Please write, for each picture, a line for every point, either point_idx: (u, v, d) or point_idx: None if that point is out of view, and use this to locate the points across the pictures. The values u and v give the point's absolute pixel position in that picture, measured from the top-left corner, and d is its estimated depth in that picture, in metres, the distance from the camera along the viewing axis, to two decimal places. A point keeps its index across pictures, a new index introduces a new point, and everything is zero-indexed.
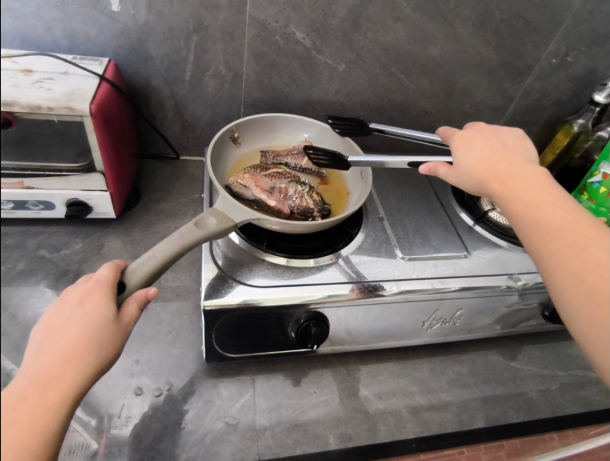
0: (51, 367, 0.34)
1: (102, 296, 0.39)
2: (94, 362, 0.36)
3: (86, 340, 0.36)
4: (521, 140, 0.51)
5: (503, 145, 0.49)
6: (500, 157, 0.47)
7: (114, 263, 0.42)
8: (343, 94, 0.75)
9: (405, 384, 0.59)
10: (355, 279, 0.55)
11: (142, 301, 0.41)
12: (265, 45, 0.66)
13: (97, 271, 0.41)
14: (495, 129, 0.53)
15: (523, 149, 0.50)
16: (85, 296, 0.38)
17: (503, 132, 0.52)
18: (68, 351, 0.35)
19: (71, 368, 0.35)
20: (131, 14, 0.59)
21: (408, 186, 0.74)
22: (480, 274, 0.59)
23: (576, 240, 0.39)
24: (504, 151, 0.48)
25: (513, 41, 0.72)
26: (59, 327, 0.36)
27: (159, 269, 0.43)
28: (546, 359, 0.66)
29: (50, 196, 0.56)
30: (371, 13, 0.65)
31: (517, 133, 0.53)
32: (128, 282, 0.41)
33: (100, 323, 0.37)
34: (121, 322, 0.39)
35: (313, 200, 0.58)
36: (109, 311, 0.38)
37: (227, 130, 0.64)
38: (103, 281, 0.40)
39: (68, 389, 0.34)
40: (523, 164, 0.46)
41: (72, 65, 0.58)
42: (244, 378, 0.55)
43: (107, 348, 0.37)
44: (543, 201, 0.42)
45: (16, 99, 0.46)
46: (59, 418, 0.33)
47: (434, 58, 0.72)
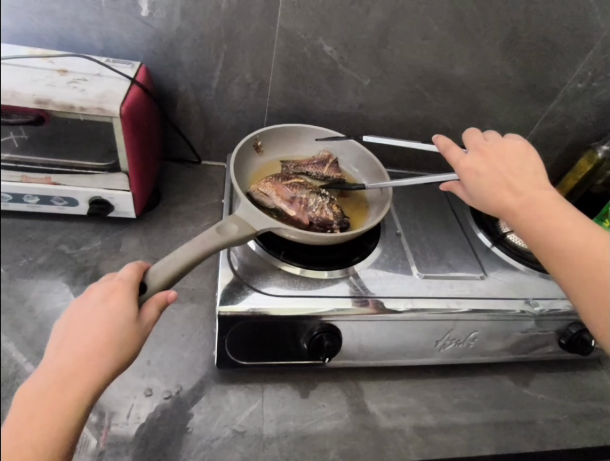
0: (71, 365, 0.35)
1: (123, 295, 0.39)
2: (111, 360, 0.37)
3: (104, 338, 0.37)
4: (524, 155, 0.48)
5: (509, 167, 0.47)
6: (510, 185, 0.45)
7: (137, 263, 0.42)
8: (366, 108, 0.75)
9: (414, 403, 0.58)
10: (369, 294, 0.54)
11: (162, 302, 0.41)
12: (292, 56, 0.67)
13: (121, 271, 0.42)
14: (494, 144, 0.49)
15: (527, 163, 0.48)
16: (108, 294, 0.39)
17: (505, 147, 0.49)
18: (87, 349, 0.36)
19: (89, 367, 0.36)
20: (165, 20, 0.61)
21: (426, 204, 0.74)
22: (495, 297, 0.59)
23: (597, 268, 0.39)
24: (511, 175, 0.46)
25: (540, 63, 0.71)
26: (81, 326, 0.37)
27: (180, 273, 0.43)
28: (560, 388, 0.64)
29: (73, 193, 0.60)
30: (398, 30, 0.66)
31: (518, 144, 0.50)
32: (149, 283, 0.42)
33: (119, 323, 0.38)
34: (140, 323, 0.39)
35: (333, 212, 0.58)
36: (129, 311, 0.38)
37: (251, 138, 0.65)
38: (126, 281, 0.40)
39: (85, 387, 0.35)
40: (534, 189, 0.45)
41: (105, 67, 0.59)
42: (253, 386, 0.55)
43: (125, 347, 0.38)
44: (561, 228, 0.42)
45: (52, 98, 0.52)
46: (75, 416, 0.35)
47: (459, 76, 0.72)
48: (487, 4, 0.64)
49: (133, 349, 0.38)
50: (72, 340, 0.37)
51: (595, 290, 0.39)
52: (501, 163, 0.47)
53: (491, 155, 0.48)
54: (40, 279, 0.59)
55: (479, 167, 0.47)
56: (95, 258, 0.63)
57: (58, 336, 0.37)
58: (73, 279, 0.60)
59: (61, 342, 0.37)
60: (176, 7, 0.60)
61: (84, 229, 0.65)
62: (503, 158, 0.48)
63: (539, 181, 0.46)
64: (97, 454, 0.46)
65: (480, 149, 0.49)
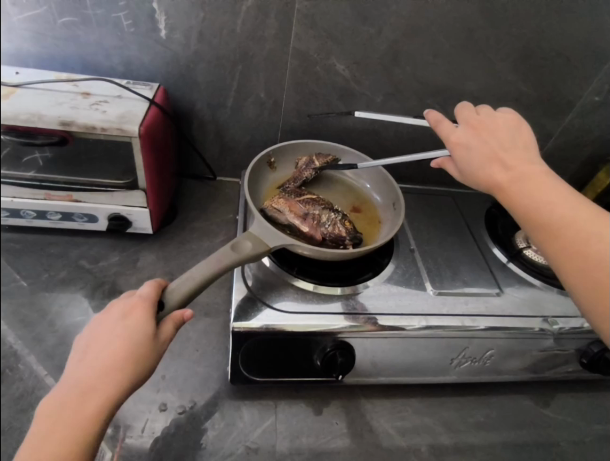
0: (91, 378, 0.36)
1: (142, 312, 0.40)
2: (129, 375, 0.37)
3: (123, 352, 0.38)
4: (516, 131, 0.48)
5: (499, 141, 0.47)
6: (498, 159, 0.45)
7: (156, 281, 0.43)
8: (378, 124, 0.76)
9: (429, 423, 0.57)
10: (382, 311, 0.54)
11: (178, 321, 0.42)
12: (306, 75, 0.68)
13: (141, 288, 0.43)
14: (486, 120, 0.50)
15: (520, 139, 0.47)
16: (128, 310, 0.40)
17: (496, 122, 0.49)
18: (107, 362, 0.37)
19: (107, 381, 0.36)
20: (183, 44, 0.63)
21: (439, 219, 0.73)
22: (512, 314, 0.57)
23: (579, 237, 0.38)
24: (501, 150, 0.46)
25: (554, 78, 0.71)
26: (102, 340, 0.38)
27: (197, 291, 0.44)
28: (582, 409, 0.62)
29: (93, 210, 0.63)
30: (410, 48, 0.66)
31: (511, 121, 0.50)
32: (167, 300, 0.42)
33: (138, 339, 0.38)
34: (157, 340, 0.40)
35: (346, 228, 0.58)
36: (147, 327, 0.39)
37: (265, 155, 0.66)
38: (146, 298, 0.41)
39: (104, 400, 0.36)
40: (524, 163, 0.44)
41: (126, 89, 0.62)
42: (266, 402, 0.55)
43: (143, 362, 0.38)
44: (543, 197, 0.41)
45: (75, 119, 0.54)
46: (93, 429, 0.35)
47: (472, 92, 0.72)
48: (499, 20, 0.64)
49: (151, 364, 0.39)
50: (93, 354, 0.38)
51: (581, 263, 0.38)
52: (491, 138, 0.47)
53: (481, 129, 0.48)
54: (61, 294, 0.60)
55: (469, 142, 0.48)
56: (113, 273, 0.64)
57: (80, 351, 0.39)
58: (91, 293, 0.61)
59: (83, 356, 0.38)
60: (193, 31, 0.62)
61: (103, 244, 0.67)
62: (493, 133, 0.48)
63: (528, 155, 0.46)
64: None
65: (471, 124, 0.49)
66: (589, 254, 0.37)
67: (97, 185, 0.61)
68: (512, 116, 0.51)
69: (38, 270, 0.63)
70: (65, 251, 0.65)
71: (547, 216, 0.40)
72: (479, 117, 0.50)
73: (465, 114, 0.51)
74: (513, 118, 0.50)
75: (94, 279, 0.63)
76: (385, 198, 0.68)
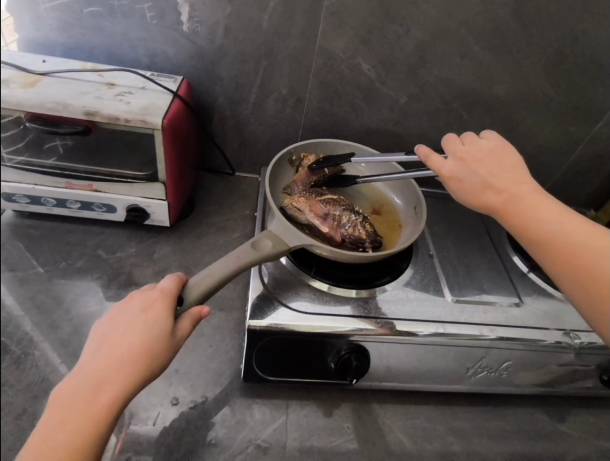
0: (106, 369, 0.36)
1: (162, 306, 0.40)
2: (144, 369, 0.37)
3: (140, 346, 0.38)
4: (504, 153, 0.47)
5: (490, 167, 0.46)
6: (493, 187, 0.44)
7: (178, 274, 0.43)
8: (401, 126, 0.75)
9: (442, 431, 0.56)
10: (399, 316, 0.53)
11: (196, 318, 0.41)
12: (330, 73, 0.68)
13: (162, 281, 0.42)
14: (470, 145, 0.48)
15: (510, 163, 0.46)
16: (148, 304, 0.40)
17: (482, 147, 0.48)
18: (123, 355, 0.37)
19: (123, 373, 0.36)
20: (209, 37, 0.63)
21: (460, 225, 0.72)
22: (532, 326, 0.56)
23: (585, 259, 0.38)
24: (492, 176, 0.45)
25: (586, 85, 0.69)
26: (120, 332, 0.38)
27: (215, 288, 0.43)
28: (599, 426, 0.60)
29: (113, 200, 0.63)
30: (439, 50, 0.65)
31: (496, 142, 0.49)
32: (186, 297, 0.42)
33: (156, 332, 0.38)
34: (175, 336, 0.40)
35: (366, 230, 0.57)
36: (166, 322, 0.39)
37: (286, 152, 0.65)
38: (167, 291, 0.41)
39: (118, 393, 0.36)
40: (517, 187, 0.44)
41: (150, 81, 0.61)
42: (278, 402, 0.54)
43: (158, 357, 0.38)
44: (542, 224, 0.41)
45: (99, 109, 0.54)
46: (106, 420, 0.35)
47: (499, 96, 0.71)
48: (532, 24, 0.62)
49: (165, 360, 0.39)
50: (110, 345, 0.38)
51: (592, 288, 0.37)
52: (480, 165, 0.46)
53: (469, 156, 0.47)
54: (77, 283, 0.61)
55: (460, 173, 0.46)
56: (129, 264, 0.64)
57: (97, 341, 0.39)
58: (107, 283, 0.62)
59: (99, 346, 0.38)
60: (219, 25, 0.62)
61: (121, 235, 0.68)
62: (481, 158, 0.47)
63: (521, 179, 0.45)
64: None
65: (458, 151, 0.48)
66: (599, 276, 0.37)
67: (117, 175, 0.62)
68: (496, 137, 0.50)
69: (56, 258, 0.63)
70: (83, 240, 0.66)
71: (555, 242, 0.40)
72: (464, 143, 0.49)
73: (449, 142, 0.49)
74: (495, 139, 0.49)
75: (110, 270, 0.63)
76: (406, 201, 0.67)
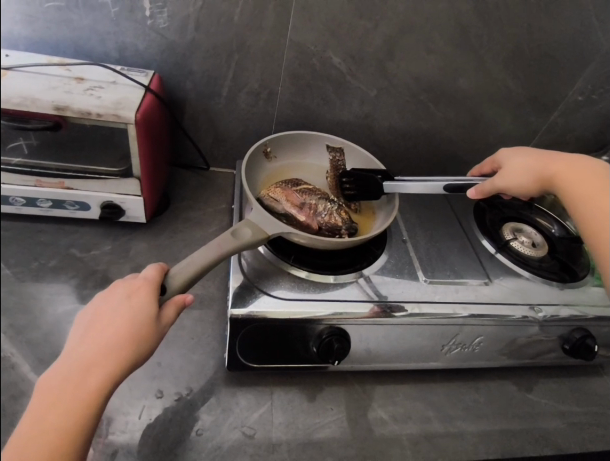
0: (93, 354, 0.37)
1: (147, 292, 0.41)
2: (131, 353, 0.38)
3: (126, 330, 0.39)
4: (601, 174, 0.51)
5: (585, 184, 0.51)
6: (582, 199, 0.51)
7: (160, 264, 0.44)
8: (371, 118, 0.77)
9: (420, 407, 0.59)
10: (378, 299, 0.56)
11: (180, 304, 0.42)
12: (302, 67, 0.69)
13: (145, 270, 0.43)
14: (564, 162, 0.54)
15: (551, 159, 0.55)
16: (131, 291, 0.41)
17: (576, 165, 0.53)
18: (110, 340, 0.38)
19: (110, 359, 0.37)
20: (179, 32, 0.63)
21: (430, 212, 0.75)
22: (500, 302, 0.60)
23: None
24: (565, 162, 0.54)
25: (542, 77, 0.74)
26: (106, 319, 0.39)
27: (197, 276, 0.44)
28: (564, 393, 0.65)
29: (86, 198, 0.62)
30: (405, 44, 0.68)
31: (592, 161, 0.54)
32: (169, 285, 0.43)
33: (141, 319, 0.39)
34: (160, 321, 0.41)
35: (341, 218, 0.60)
36: (150, 307, 0.40)
37: (261, 145, 0.66)
38: (151, 279, 0.42)
39: (105, 377, 0.37)
40: (571, 170, 0.53)
41: (120, 75, 0.61)
42: (262, 389, 0.55)
43: (144, 341, 0.39)
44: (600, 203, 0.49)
45: (70, 104, 0.54)
46: (94, 406, 0.36)
47: (464, 89, 0.74)
48: (491, 20, 0.66)
49: (152, 345, 0.40)
50: (96, 333, 0.38)
51: None
52: (572, 182, 0.52)
53: (562, 178, 0.53)
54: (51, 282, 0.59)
55: (542, 161, 0.56)
56: (105, 261, 0.64)
57: (82, 330, 0.39)
58: (83, 282, 0.60)
59: (85, 334, 0.39)
60: (190, 19, 0.62)
61: (95, 232, 0.66)
62: (577, 176, 0.52)
63: (546, 168, 0.55)
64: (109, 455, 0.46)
65: (552, 170, 0.54)
66: None
67: (90, 171, 0.60)
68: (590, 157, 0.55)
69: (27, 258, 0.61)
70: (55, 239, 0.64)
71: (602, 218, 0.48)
72: (554, 159, 0.55)
73: (536, 159, 0.56)
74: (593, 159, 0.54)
75: (86, 268, 0.62)
76: None
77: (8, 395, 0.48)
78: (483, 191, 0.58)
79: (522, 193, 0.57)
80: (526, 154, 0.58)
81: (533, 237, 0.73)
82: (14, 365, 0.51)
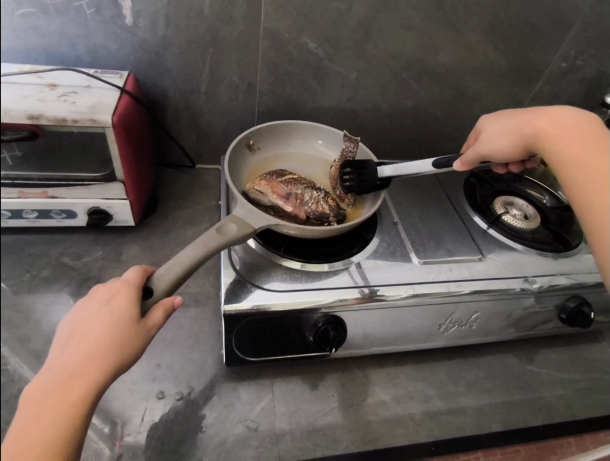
0: (76, 363, 0.37)
1: (126, 296, 0.41)
2: (115, 358, 0.38)
3: (109, 336, 0.39)
4: (592, 129, 0.48)
5: (569, 140, 0.47)
6: (564, 156, 0.47)
7: (142, 267, 0.44)
8: (354, 101, 0.76)
9: (422, 387, 0.59)
10: (359, 284, 0.55)
11: (169, 308, 0.43)
12: (278, 55, 0.68)
13: (126, 273, 0.43)
14: (551, 120, 0.50)
15: (540, 118, 0.51)
16: (113, 295, 0.41)
17: (564, 123, 0.50)
18: (93, 346, 0.38)
19: (93, 366, 0.37)
20: (150, 29, 0.61)
21: (420, 192, 0.75)
22: (495, 277, 0.60)
23: None
24: (554, 119, 0.50)
25: (524, 46, 0.73)
26: (87, 326, 0.39)
27: (184, 276, 0.44)
28: (564, 362, 0.66)
29: (71, 205, 0.61)
30: (381, 23, 0.66)
31: (584, 116, 0.50)
32: (156, 288, 0.43)
33: (123, 324, 0.40)
34: (145, 324, 0.41)
35: (329, 205, 0.59)
36: (133, 311, 0.40)
37: (243, 138, 0.65)
38: (131, 283, 0.42)
39: (91, 383, 0.37)
40: (559, 127, 0.49)
41: (94, 78, 0.60)
42: (262, 382, 0.56)
43: (128, 345, 0.39)
44: (587, 159, 0.45)
45: (43, 112, 0.52)
46: (81, 413, 0.36)
47: (445, 64, 0.73)
48: None
49: (137, 348, 0.40)
50: (77, 341, 0.38)
51: None
52: (556, 140, 0.49)
53: (548, 135, 0.50)
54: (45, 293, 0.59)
55: (529, 121, 0.52)
56: (97, 268, 0.64)
57: (64, 337, 0.39)
58: (77, 290, 0.60)
59: (66, 342, 0.38)
60: (160, 15, 0.60)
61: (85, 240, 0.66)
62: (562, 133, 0.49)
63: (532, 127, 0.52)
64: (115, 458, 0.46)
65: (535, 129, 0.51)
66: None
67: (72, 179, 0.59)
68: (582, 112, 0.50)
69: None
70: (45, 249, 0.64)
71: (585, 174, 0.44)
72: (539, 117, 0.51)
73: (520, 119, 0.53)
74: (586, 113, 0.50)
75: (79, 276, 0.62)
76: None
77: None
78: (469, 163, 0.56)
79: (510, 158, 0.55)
80: (512, 115, 0.55)
81: (525, 209, 0.73)
82: None
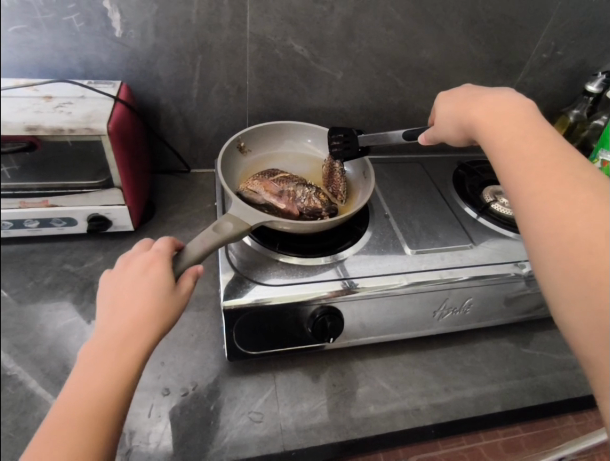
0: (125, 323, 0.39)
1: (160, 263, 0.43)
2: (158, 319, 0.40)
3: (152, 299, 0.40)
4: (524, 117, 0.43)
5: (503, 131, 0.43)
6: (494, 146, 0.43)
7: (171, 237, 0.47)
8: (342, 100, 0.78)
9: (420, 373, 0.61)
10: (341, 276, 0.56)
11: (196, 276, 0.45)
12: (266, 58, 0.70)
13: (156, 243, 0.46)
14: (486, 109, 0.45)
15: (478, 101, 0.47)
16: (147, 263, 0.43)
17: (497, 108, 0.45)
18: (139, 307, 0.40)
19: (141, 326, 0.39)
20: (140, 38, 0.63)
21: (410, 185, 0.77)
22: (486, 263, 0.61)
23: (553, 188, 0.37)
24: (488, 105, 0.45)
25: (503, 39, 0.75)
26: (129, 291, 0.41)
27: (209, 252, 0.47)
28: (557, 343, 0.67)
29: (72, 213, 0.63)
30: (364, 22, 0.68)
31: (517, 103, 0.45)
32: (187, 254, 0.45)
33: (161, 288, 0.42)
34: (179, 290, 0.43)
35: (320, 200, 0.61)
36: (167, 275, 0.43)
37: (234, 140, 0.67)
38: (163, 251, 0.45)
39: (142, 342, 0.38)
40: (491, 114, 0.44)
41: (89, 89, 0.62)
42: (265, 375, 0.57)
43: (168, 308, 0.41)
44: (518, 150, 0.40)
45: (41, 123, 0.53)
46: (132, 369, 0.37)
47: (428, 60, 0.75)
48: None
49: (174, 313, 0.42)
50: (123, 304, 0.40)
51: (551, 213, 0.36)
52: (489, 128, 0.44)
53: (479, 122, 0.45)
54: (49, 300, 0.61)
55: (464, 108, 0.48)
56: (99, 273, 0.65)
57: (108, 304, 0.41)
58: (80, 295, 0.62)
59: (112, 307, 0.40)
60: (149, 24, 0.62)
61: (86, 246, 0.68)
62: (495, 123, 0.44)
63: (468, 112, 0.47)
64: (124, 453, 0.48)
65: (470, 118, 0.46)
66: (557, 205, 0.36)
67: (72, 187, 0.61)
68: (518, 98, 0.45)
69: (23, 279, 0.63)
70: (48, 258, 0.66)
71: (515, 167, 0.40)
72: (474, 106, 0.46)
73: (458, 108, 0.48)
74: (520, 100, 0.45)
75: (81, 282, 0.64)
76: (354, 170, 0.71)
77: (19, 410, 0.50)
78: (432, 139, 0.54)
79: (456, 146, 0.51)
80: (452, 101, 0.50)
81: None
82: (21, 382, 0.53)
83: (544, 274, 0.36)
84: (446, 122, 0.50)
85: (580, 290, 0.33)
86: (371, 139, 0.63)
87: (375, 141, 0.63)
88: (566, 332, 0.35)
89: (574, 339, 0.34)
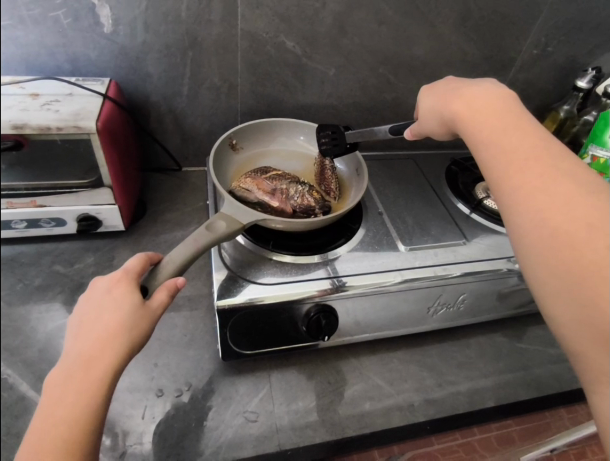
0: (90, 346, 0.38)
1: (126, 282, 0.42)
2: (124, 339, 0.39)
3: (117, 319, 0.39)
4: (504, 109, 0.43)
5: (483, 124, 0.42)
6: (475, 139, 0.43)
7: (144, 255, 0.46)
8: (334, 97, 0.78)
9: (415, 370, 0.61)
10: (330, 275, 0.56)
11: (172, 289, 0.44)
12: (257, 55, 0.69)
13: (127, 262, 0.45)
14: (465, 102, 0.45)
15: (459, 94, 0.46)
16: (113, 283, 0.42)
17: (477, 100, 0.44)
18: (104, 328, 0.39)
19: (107, 347, 0.38)
20: (128, 35, 0.62)
21: (404, 182, 0.77)
22: (480, 259, 0.61)
23: (534, 180, 0.37)
24: (468, 98, 0.45)
25: (494, 35, 0.75)
26: (94, 312, 0.40)
27: (187, 264, 0.46)
28: (550, 338, 0.68)
29: (61, 213, 0.62)
30: (356, 19, 0.68)
31: (498, 94, 0.44)
32: (161, 273, 0.44)
33: (128, 307, 0.40)
34: (150, 305, 0.41)
35: (314, 198, 0.61)
36: (136, 295, 0.41)
37: (226, 138, 0.67)
38: (130, 270, 0.44)
39: (109, 363, 0.37)
40: (471, 107, 0.44)
41: (76, 86, 0.61)
42: (260, 374, 0.57)
43: (137, 326, 0.40)
44: (499, 143, 0.40)
45: (27, 122, 0.52)
46: (100, 392, 0.36)
47: (421, 56, 0.75)
48: None
49: (144, 331, 0.40)
50: (88, 326, 0.39)
51: (532, 207, 0.36)
52: (470, 122, 0.44)
53: (460, 115, 0.45)
54: (38, 302, 0.60)
55: (446, 101, 0.47)
56: (90, 274, 0.64)
57: (75, 328, 0.40)
58: (70, 297, 0.61)
59: (78, 331, 0.39)
60: (137, 20, 0.61)
61: (77, 247, 0.67)
62: (476, 116, 0.43)
63: (448, 106, 0.47)
64: (117, 455, 0.47)
65: (450, 112, 0.46)
66: (538, 198, 0.36)
67: (60, 187, 0.60)
68: (498, 89, 0.45)
69: (13, 281, 0.62)
70: (37, 259, 0.64)
71: (496, 161, 0.40)
72: (455, 99, 0.46)
73: (440, 101, 0.48)
74: (500, 90, 0.45)
75: (71, 283, 0.63)
76: (347, 167, 0.71)
77: (9, 414, 0.49)
78: (418, 134, 0.54)
79: (440, 140, 0.51)
80: (435, 94, 0.50)
81: None
82: (12, 385, 0.52)
83: (530, 267, 0.36)
84: (429, 116, 0.50)
85: (563, 283, 0.33)
86: (358, 135, 0.63)
87: (362, 137, 0.62)
88: (553, 326, 0.35)
89: (561, 332, 0.34)
